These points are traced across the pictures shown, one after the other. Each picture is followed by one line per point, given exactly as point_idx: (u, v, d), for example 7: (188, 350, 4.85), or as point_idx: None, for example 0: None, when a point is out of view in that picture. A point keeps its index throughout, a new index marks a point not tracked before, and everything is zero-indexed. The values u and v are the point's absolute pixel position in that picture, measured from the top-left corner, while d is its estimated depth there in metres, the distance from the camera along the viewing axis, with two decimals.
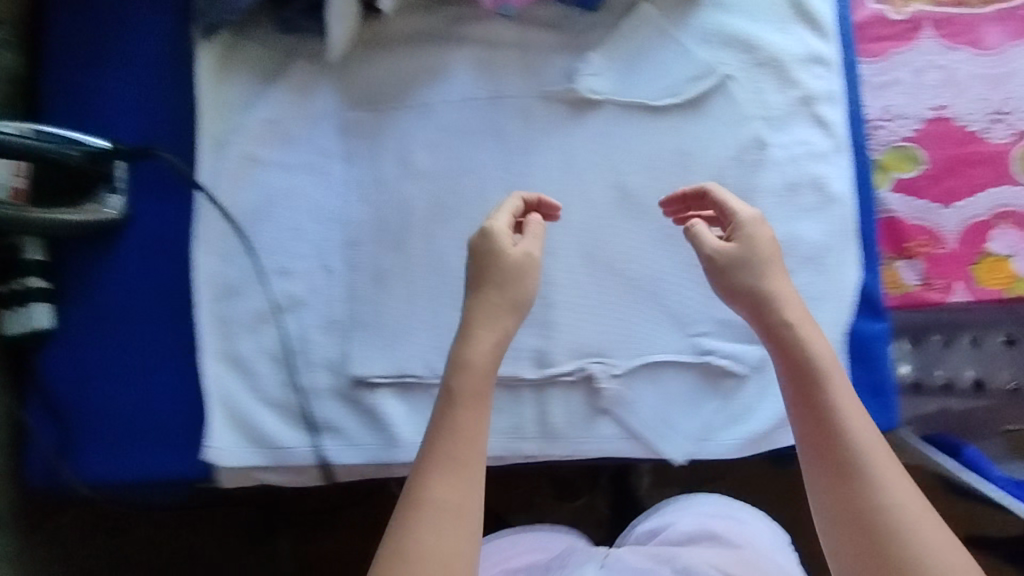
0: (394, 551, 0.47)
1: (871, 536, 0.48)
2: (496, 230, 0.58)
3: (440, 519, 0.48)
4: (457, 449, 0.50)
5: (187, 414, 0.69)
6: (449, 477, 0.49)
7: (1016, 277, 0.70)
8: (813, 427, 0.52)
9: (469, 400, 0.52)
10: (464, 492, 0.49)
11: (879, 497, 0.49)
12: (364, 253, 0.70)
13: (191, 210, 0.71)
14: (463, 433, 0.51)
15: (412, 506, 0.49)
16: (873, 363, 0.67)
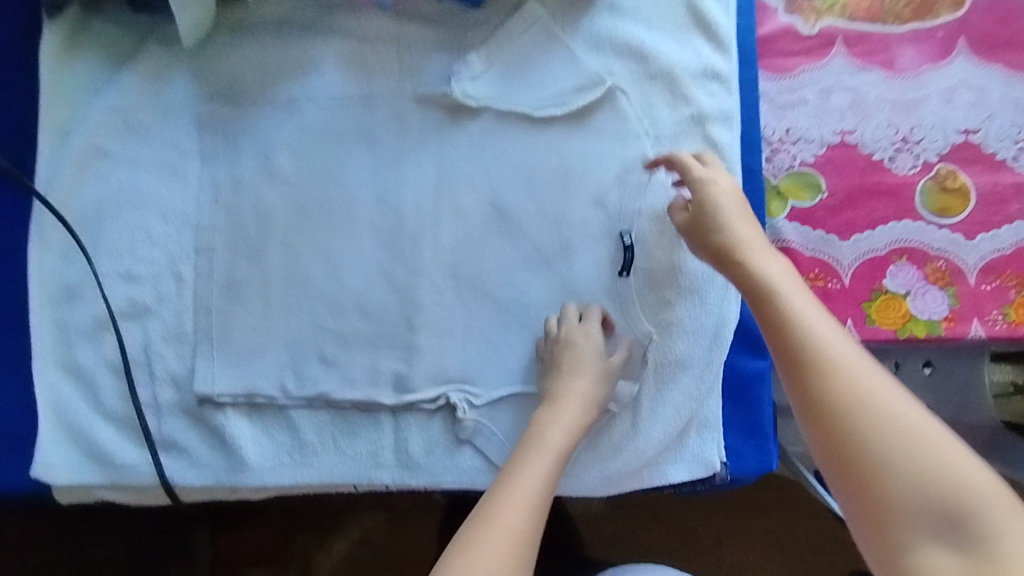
0: (457, 561, 0.45)
1: (838, 431, 0.43)
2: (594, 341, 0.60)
3: (502, 550, 0.46)
4: (529, 489, 0.51)
5: (13, 426, 0.63)
6: (516, 507, 0.49)
7: (912, 316, 0.66)
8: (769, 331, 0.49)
9: (547, 461, 0.54)
10: (528, 529, 0.48)
11: (846, 385, 0.44)
12: (216, 260, 0.65)
13: (27, 211, 0.65)
14: (539, 485, 0.52)
15: (475, 535, 0.47)
16: (751, 403, 0.64)
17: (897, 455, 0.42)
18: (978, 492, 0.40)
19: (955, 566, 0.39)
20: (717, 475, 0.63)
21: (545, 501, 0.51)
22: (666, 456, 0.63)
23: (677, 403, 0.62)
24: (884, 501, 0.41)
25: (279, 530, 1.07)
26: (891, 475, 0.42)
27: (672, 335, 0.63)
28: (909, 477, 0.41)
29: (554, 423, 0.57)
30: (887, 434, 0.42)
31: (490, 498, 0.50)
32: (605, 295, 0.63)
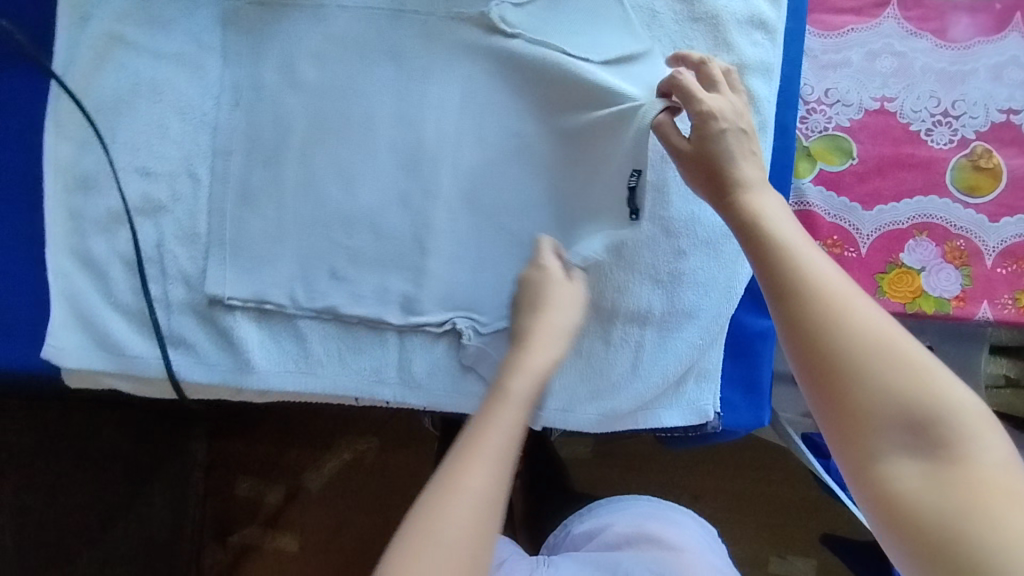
0: (417, 532, 0.43)
1: (816, 349, 0.42)
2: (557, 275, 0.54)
3: (466, 522, 0.43)
4: (496, 444, 0.46)
5: (28, 307, 0.64)
6: (483, 468, 0.44)
7: (923, 292, 0.66)
8: (755, 257, 0.46)
9: (512, 408, 0.47)
10: (492, 494, 0.44)
11: (828, 302, 0.43)
12: (233, 164, 0.64)
13: (44, 94, 0.64)
14: (502, 439, 0.46)
15: (431, 503, 0.44)
16: (751, 359, 0.65)
17: (871, 372, 0.41)
18: (955, 409, 0.40)
19: (920, 474, 0.40)
20: (709, 424, 0.64)
21: (513, 456, 0.46)
22: (662, 400, 0.64)
23: (680, 351, 0.63)
24: (859, 415, 0.41)
25: (276, 442, 1.18)
26: (867, 390, 0.41)
27: (682, 286, 0.63)
28: (890, 394, 0.40)
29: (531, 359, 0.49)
30: (864, 354, 0.41)
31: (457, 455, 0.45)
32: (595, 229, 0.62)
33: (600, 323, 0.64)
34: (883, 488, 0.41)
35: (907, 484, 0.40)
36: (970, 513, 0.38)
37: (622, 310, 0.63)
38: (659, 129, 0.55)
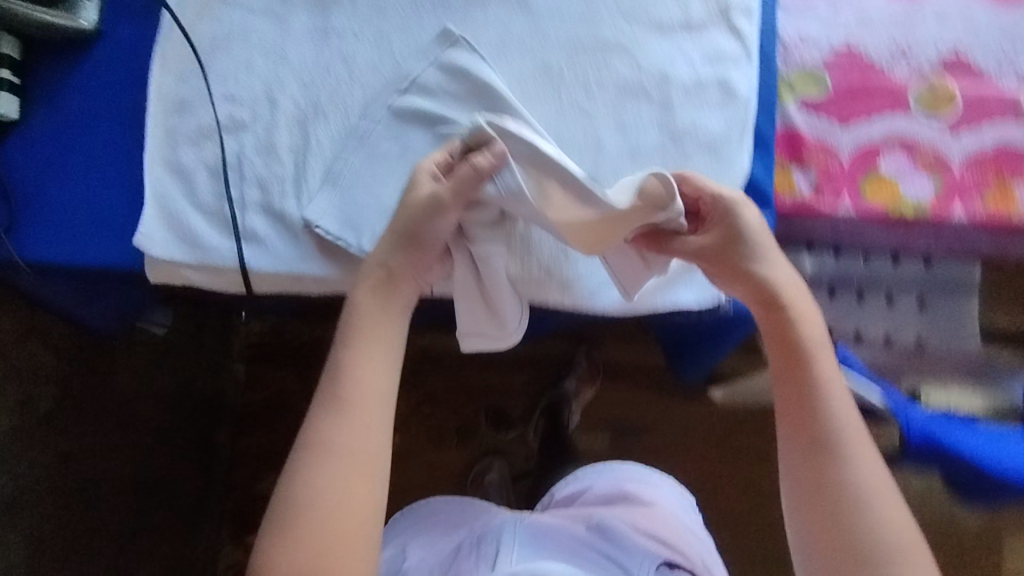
0: (296, 477, 0.62)
1: (837, 503, 0.58)
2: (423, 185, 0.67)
3: (347, 466, 0.62)
4: (355, 396, 0.64)
5: (128, 209, 0.75)
6: (346, 432, 0.63)
7: (901, 197, 0.76)
8: (796, 421, 0.62)
9: (365, 354, 0.66)
10: (352, 439, 0.63)
11: (845, 477, 0.59)
12: (305, 89, 0.76)
13: (155, 38, 0.78)
14: (355, 381, 0.65)
15: (308, 453, 0.63)
16: None
17: (872, 535, 0.57)
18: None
19: None
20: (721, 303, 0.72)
21: (371, 401, 0.65)
22: (678, 280, 0.72)
23: None
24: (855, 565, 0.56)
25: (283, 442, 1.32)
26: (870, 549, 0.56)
27: None
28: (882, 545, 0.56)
29: (363, 309, 0.67)
30: (873, 526, 0.57)
31: (320, 419, 0.64)
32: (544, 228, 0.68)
33: None
34: None
35: None
36: None
37: None
38: (655, 196, 0.64)
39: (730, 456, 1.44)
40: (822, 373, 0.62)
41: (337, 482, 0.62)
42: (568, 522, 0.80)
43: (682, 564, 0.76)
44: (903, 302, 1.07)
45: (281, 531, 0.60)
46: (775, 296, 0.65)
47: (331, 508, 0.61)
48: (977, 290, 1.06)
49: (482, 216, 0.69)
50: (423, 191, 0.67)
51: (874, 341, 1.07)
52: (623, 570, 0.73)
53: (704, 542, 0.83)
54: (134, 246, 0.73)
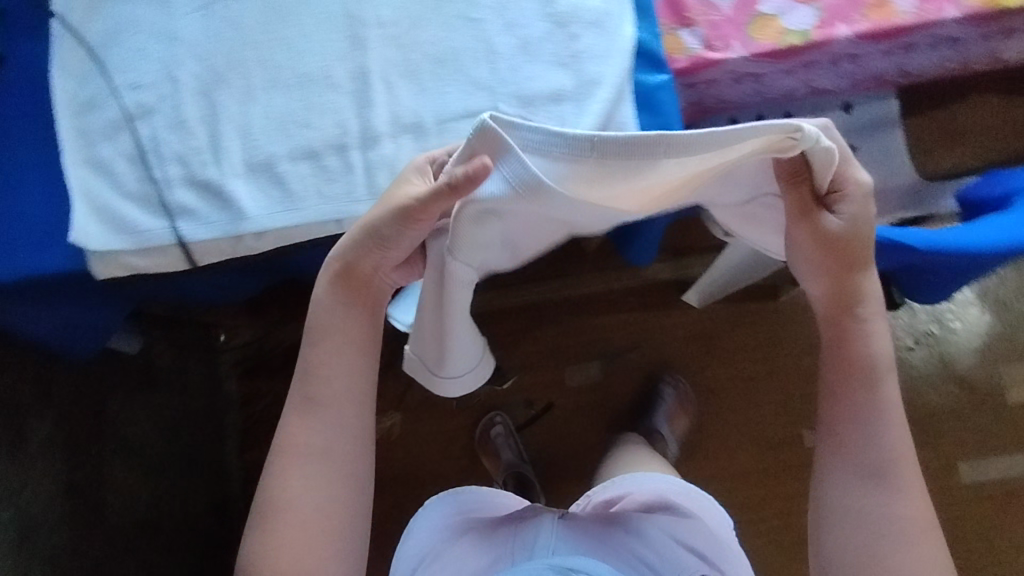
0: (275, 470, 0.71)
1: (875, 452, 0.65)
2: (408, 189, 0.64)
3: (316, 464, 0.71)
4: (325, 399, 0.72)
5: (57, 212, 0.76)
6: (319, 432, 0.71)
7: (786, 30, 0.80)
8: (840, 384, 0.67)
9: (328, 354, 0.72)
10: (322, 438, 0.71)
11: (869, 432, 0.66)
12: (203, 62, 0.78)
13: (51, 49, 0.81)
14: (322, 382, 0.72)
15: (282, 451, 0.71)
16: (657, 107, 0.77)
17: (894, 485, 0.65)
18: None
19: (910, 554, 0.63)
20: None
21: (341, 404, 0.73)
22: None
23: (596, 108, 0.75)
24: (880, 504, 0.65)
25: None
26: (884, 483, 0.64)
27: (583, 61, 0.76)
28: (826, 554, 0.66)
29: (323, 315, 0.72)
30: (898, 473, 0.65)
31: (293, 418, 0.72)
32: (553, 227, 0.64)
33: (525, 109, 0.76)
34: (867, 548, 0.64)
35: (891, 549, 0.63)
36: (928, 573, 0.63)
37: (541, 93, 0.76)
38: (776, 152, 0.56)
39: (715, 355, 1.49)
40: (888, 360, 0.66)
41: (313, 479, 0.70)
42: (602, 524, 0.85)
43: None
44: None
45: (261, 516, 0.70)
46: (852, 304, 0.66)
47: (302, 499, 0.70)
48: None
49: (476, 235, 0.61)
50: (404, 195, 0.64)
51: None
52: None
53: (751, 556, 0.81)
54: (72, 244, 0.76)
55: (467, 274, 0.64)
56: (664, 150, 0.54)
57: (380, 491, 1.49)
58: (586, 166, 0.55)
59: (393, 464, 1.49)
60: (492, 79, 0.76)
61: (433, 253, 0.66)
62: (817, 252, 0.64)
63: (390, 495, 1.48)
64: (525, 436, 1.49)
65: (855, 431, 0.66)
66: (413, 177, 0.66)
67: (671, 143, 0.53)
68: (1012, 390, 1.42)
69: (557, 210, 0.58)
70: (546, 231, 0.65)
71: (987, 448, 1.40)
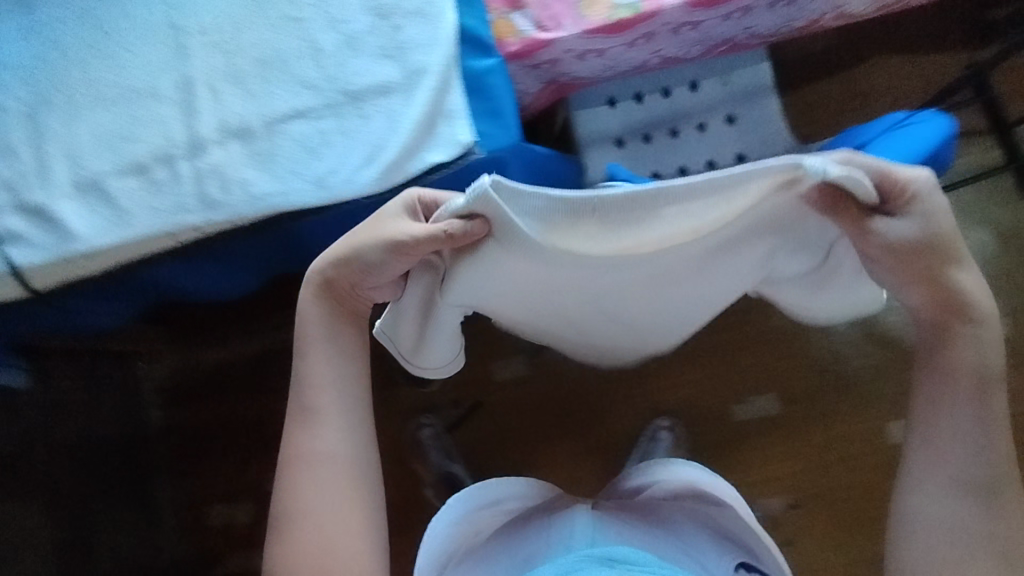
0: (286, 493, 0.63)
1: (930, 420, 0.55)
2: (382, 223, 0.62)
3: (329, 472, 0.63)
4: (331, 405, 0.64)
5: None
6: (332, 441, 0.63)
7: (615, 5, 0.80)
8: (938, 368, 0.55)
9: (322, 358, 0.65)
10: (328, 445, 0.63)
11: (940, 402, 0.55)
12: (28, 85, 0.77)
13: None
14: (322, 388, 0.64)
15: (295, 467, 0.63)
16: (488, 91, 0.76)
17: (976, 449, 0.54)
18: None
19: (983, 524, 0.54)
20: (471, 152, 0.74)
21: (342, 412, 0.65)
22: (424, 142, 0.74)
23: (422, 98, 0.74)
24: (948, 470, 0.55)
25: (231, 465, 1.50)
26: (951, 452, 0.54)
27: (409, 51, 0.75)
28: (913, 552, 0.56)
29: (313, 320, 0.65)
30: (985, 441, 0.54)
31: (295, 431, 0.64)
32: (568, 279, 0.64)
33: (353, 104, 0.75)
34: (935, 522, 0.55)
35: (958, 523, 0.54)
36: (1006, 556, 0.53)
37: (368, 86, 0.75)
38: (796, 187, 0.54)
39: None
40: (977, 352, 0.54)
41: (324, 490, 0.62)
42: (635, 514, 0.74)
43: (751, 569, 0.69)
44: (715, 125, 1.09)
45: (277, 544, 0.61)
46: (961, 308, 0.55)
47: (319, 520, 0.61)
48: (773, 90, 1.10)
49: (466, 279, 0.64)
50: (385, 231, 0.61)
51: (698, 168, 1.09)
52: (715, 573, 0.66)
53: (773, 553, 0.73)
54: None
55: (452, 313, 0.70)
56: (662, 202, 0.54)
57: None
58: (584, 226, 0.56)
59: None
60: (319, 76, 0.75)
61: (415, 278, 0.66)
62: (895, 265, 0.55)
63: None
64: (457, 437, 1.47)
65: (958, 412, 0.55)
66: (398, 213, 0.62)
67: (666, 195, 0.53)
68: None
69: (556, 262, 0.59)
70: (552, 288, 0.66)
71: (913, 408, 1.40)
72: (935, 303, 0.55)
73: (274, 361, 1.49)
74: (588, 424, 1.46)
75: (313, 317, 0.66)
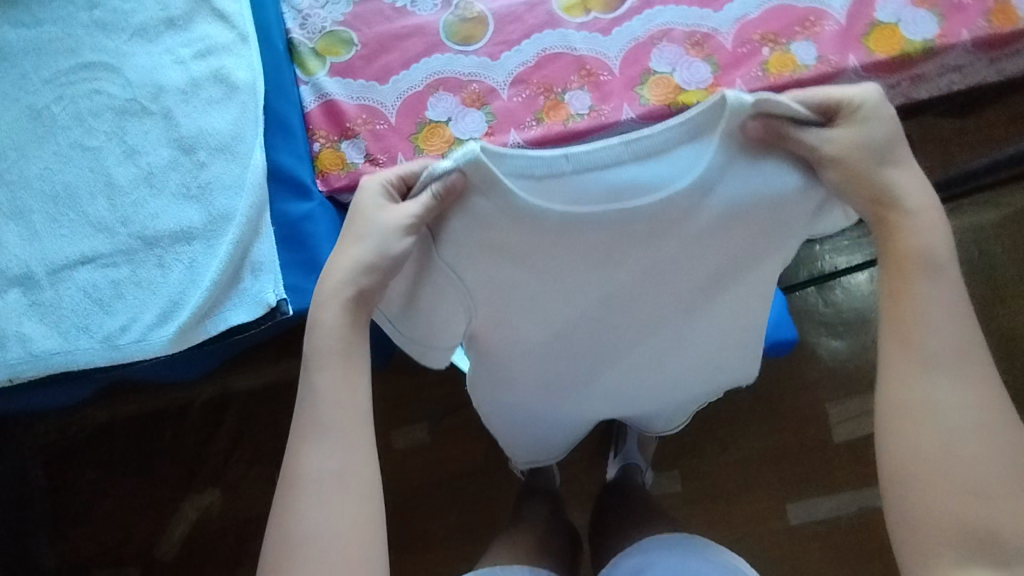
0: (282, 509, 0.50)
1: (908, 322, 0.48)
2: (367, 209, 0.54)
3: (346, 492, 0.50)
4: (338, 405, 0.52)
5: None
6: (339, 451, 0.51)
7: (454, 139, 0.72)
8: (898, 269, 0.49)
9: (337, 360, 0.53)
10: (342, 462, 0.51)
11: (916, 292, 0.48)
12: None
13: None
14: (336, 393, 0.52)
15: (293, 484, 0.50)
16: (305, 241, 0.69)
17: (949, 345, 0.47)
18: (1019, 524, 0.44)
19: (967, 414, 0.46)
20: (278, 310, 0.67)
21: (357, 414, 0.52)
22: (227, 297, 0.67)
23: (224, 250, 0.66)
24: (929, 359, 0.47)
25: (119, 524, 1.46)
26: (926, 344, 0.47)
27: (212, 193, 0.67)
28: (927, 467, 0.46)
29: (325, 317, 0.53)
30: (963, 335, 0.47)
31: (294, 444, 0.51)
32: (559, 262, 0.51)
33: (150, 250, 0.67)
34: (929, 410, 0.46)
35: (946, 403, 0.46)
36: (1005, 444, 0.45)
37: (165, 232, 0.67)
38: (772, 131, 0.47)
39: None
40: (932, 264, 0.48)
41: (343, 509, 0.50)
42: None
43: None
44: None
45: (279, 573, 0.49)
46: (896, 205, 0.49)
47: (326, 540, 0.49)
48: None
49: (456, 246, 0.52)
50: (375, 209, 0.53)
51: None
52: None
53: None
54: None
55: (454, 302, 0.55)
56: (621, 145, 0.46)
57: (203, 568, 1.43)
58: (566, 186, 0.47)
59: (213, 542, 1.43)
60: (113, 217, 0.68)
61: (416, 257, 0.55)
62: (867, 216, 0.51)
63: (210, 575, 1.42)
64: None
65: (927, 290, 0.48)
66: (382, 199, 0.54)
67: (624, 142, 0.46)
68: (837, 428, 1.41)
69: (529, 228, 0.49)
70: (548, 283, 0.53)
71: (812, 489, 1.39)
72: (867, 202, 0.50)
73: (168, 421, 1.47)
74: (485, 496, 1.42)
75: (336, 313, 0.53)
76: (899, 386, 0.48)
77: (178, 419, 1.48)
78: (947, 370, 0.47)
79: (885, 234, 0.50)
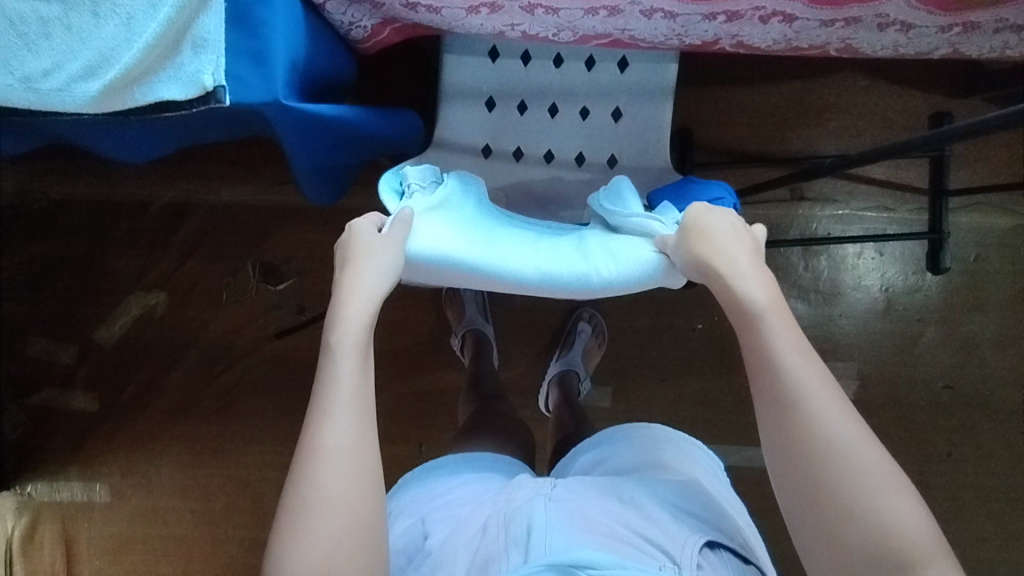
0: (297, 478, 0.55)
1: (768, 370, 0.56)
2: (366, 237, 0.65)
3: (354, 469, 0.56)
4: (350, 394, 0.58)
5: None
6: (350, 432, 0.57)
7: None
8: (748, 331, 0.58)
9: (348, 353, 0.60)
10: (354, 441, 0.57)
11: (769, 341, 0.56)
12: None
13: None
14: (352, 382, 0.59)
15: (311, 458, 0.56)
16: (256, 29, 0.62)
17: (801, 377, 0.55)
18: (915, 530, 0.49)
19: (838, 428, 0.52)
20: (213, 98, 0.63)
21: (364, 401, 0.59)
22: (162, 69, 0.63)
23: (165, 16, 0.60)
24: (795, 395, 0.54)
25: (62, 301, 1.47)
26: (788, 381, 0.55)
27: None
28: (841, 494, 0.51)
29: (339, 311, 0.62)
30: (810, 365, 0.55)
31: (312, 425, 0.57)
32: None
33: None
34: (817, 439, 0.52)
35: (823, 425, 0.53)
36: (874, 449, 0.52)
37: None
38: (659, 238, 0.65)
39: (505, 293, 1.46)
40: (771, 312, 0.57)
41: (349, 486, 0.55)
42: (597, 493, 0.77)
43: (716, 532, 0.74)
44: (599, 113, 1.02)
45: (292, 535, 0.54)
46: (748, 281, 0.59)
47: (336, 504, 0.55)
48: (671, 96, 1.01)
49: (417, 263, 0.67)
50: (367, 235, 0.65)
51: (567, 159, 1.02)
52: (667, 557, 0.68)
53: (706, 488, 0.81)
54: None
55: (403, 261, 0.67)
56: None
57: (138, 363, 1.46)
58: None
59: (152, 342, 1.46)
60: None
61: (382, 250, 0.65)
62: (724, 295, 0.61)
63: (144, 370, 1.46)
64: (287, 341, 1.44)
65: (778, 333, 0.57)
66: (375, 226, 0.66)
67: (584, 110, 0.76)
68: None
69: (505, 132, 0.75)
70: None
71: (733, 437, 1.42)
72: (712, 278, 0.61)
73: (126, 213, 1.46)
74: (421, 364, 1.45)
75: (360, 317, 0.62)
76: (780, 432, 0.55)
77: (137, 214, 1.45)
78: (810, 392, 0.54)
79: (732, 308, 0.60)
